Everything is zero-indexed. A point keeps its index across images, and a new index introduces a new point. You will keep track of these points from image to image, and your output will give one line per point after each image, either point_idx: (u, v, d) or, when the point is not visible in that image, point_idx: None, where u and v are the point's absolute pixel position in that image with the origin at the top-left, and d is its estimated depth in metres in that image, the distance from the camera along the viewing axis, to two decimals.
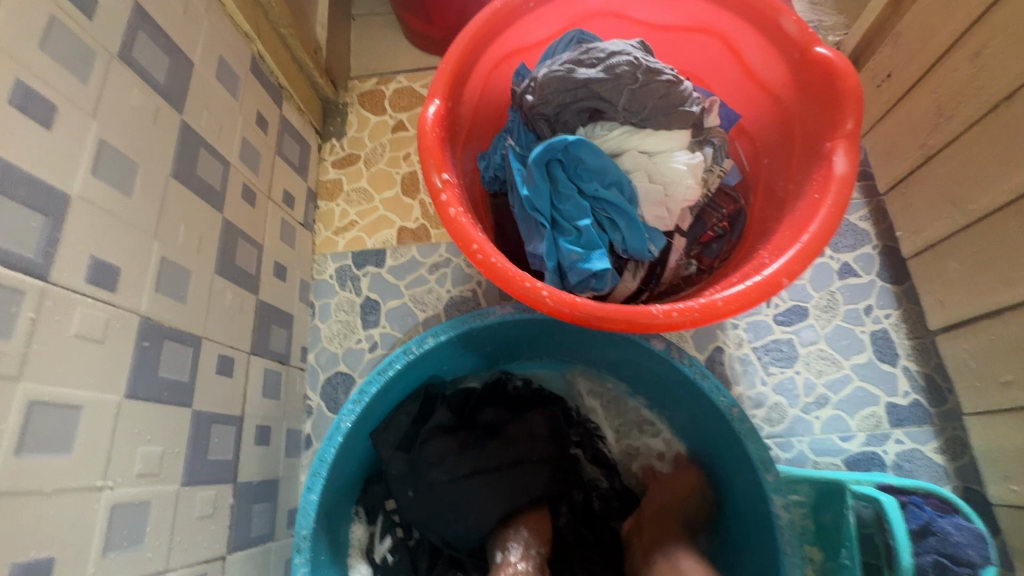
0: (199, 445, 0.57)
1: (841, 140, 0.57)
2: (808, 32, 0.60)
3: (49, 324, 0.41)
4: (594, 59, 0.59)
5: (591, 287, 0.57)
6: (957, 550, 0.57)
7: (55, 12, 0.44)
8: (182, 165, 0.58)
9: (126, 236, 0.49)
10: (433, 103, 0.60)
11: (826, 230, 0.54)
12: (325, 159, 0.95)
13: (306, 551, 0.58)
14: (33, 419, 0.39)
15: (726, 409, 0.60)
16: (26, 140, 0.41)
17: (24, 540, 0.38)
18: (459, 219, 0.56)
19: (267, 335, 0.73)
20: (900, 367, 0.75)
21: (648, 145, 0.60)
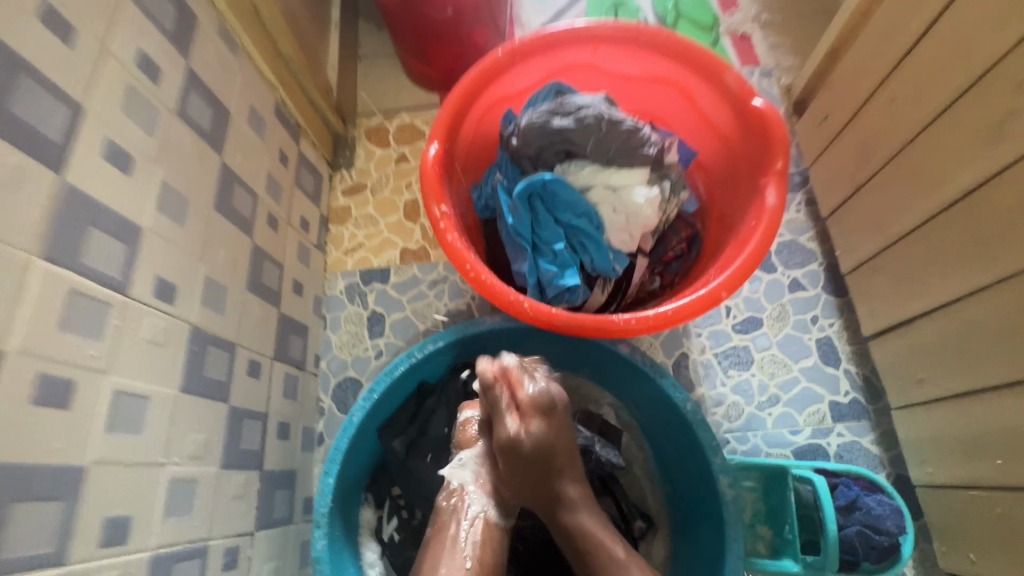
0: (233, 435, 0.67)
1: (772, 176, 0.68)
2: (746, 86, 0.72)
3: (128, 330, 0.51)
4: (567, 110, 0.70)
5: (566, 299, 0.68)
6: (878, 521, 0.68)
7: (133, 82, 0.55)
8: (221, 199, 0.69)
9: (180, 259, 0.60)
10: (433, 145, 0.72)
11: (759, 252, 0.65)
12: (335, 187, 1.07)
13: (324, 526, 0.68)
14: (117, 406, 0.49)
15: (682, 403, 0.71)
16: (113, 184, 0.52)
17: (110, 501, 0.47)
18: (456, 243, 0.67)
19: (287, 343, 0.83)
20: (842, 369, 0.86)
21: (613, 181, 0.70)
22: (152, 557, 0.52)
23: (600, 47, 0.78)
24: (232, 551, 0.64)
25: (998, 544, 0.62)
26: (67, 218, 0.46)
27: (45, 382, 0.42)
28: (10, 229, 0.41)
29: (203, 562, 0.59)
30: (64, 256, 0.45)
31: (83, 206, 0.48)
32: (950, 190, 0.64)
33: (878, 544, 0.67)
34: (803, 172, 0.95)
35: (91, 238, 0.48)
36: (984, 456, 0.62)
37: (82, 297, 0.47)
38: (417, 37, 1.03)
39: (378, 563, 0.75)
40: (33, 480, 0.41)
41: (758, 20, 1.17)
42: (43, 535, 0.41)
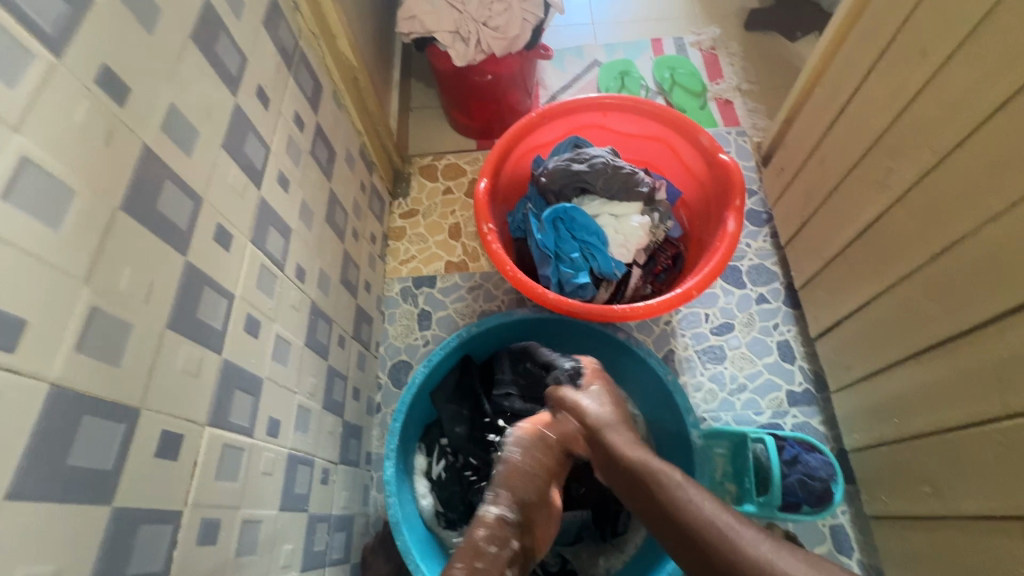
0: (329, 387, 0.90)
1: (732, 211, 0.93)
2: (715, 145, 0.98)
3: (283, 296, 0.76)
4: (583, 159, 0.97)
5: (579, 294, 0.92)
6: (814, 471, 0.90)
7: (292, 132, 0.82)
8: (328, 214, 0.95)
9: (307, 253, 0.85)
10: (482, 180, 0.97)
11: (721, 263, 0.89)
12: (394, 211, 1.33)
13: (393, 458, 0.89)
14: (278, 345, 0.73)
15: (665, 376, 0.93)
16: (281, 199, 0.77)
17: (272, 406, 0.70)
18: (499, 251, 0.92)
19: (360, 327, 1.07)
20: (797, 365, 1.08)
21: (615, 210, 0.96)
22: (289, 454, 0.74)
23: (608, 112, 1.05)
24: (327, 471, 0.86)
25: (897, 484, 0.85)
26: (262, 217, 0.71)
27: (250, 319, 0.66)
28: (241, 221, 0.66)
29: (312, 471, 0.81)
30: (260, 241, 0.70)
31: (268, 210, 0.73)
32: (859, 224, 0.88)
33: (814, 488, 0.89)
34: (768, 211, 1.21)
35: (270, 232, 0.73)
36: (888, 419, 0.86)
37: (266, 269, 0.71)
38: (465, 97, 1.31)
39: (428, 496, 0.96)
40: (244, 376, 0.64)
41: (738, 89, 1.45)
42: (246, 413, 0.64)
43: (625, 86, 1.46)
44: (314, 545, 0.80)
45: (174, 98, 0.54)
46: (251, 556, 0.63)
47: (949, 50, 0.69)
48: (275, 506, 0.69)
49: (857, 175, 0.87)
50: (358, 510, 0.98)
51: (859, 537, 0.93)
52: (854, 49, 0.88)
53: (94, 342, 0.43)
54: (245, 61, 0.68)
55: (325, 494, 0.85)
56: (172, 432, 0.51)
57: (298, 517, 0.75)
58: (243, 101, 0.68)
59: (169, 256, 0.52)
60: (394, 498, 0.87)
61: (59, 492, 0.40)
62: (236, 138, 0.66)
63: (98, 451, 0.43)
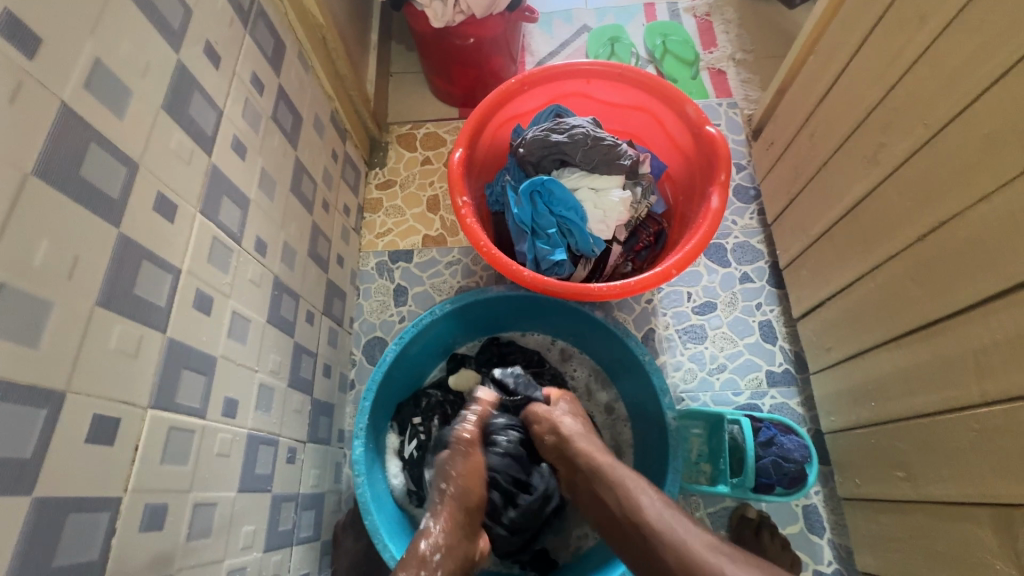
0: (296, 364, 0.87)
1: (717, 186, 0.89)
2: (702, 117, 0.93)
3: (240, 270, 0.72)
4: (563, 128, 0.92)
5: (555, 272, 0.89)
6: (789, 453, 0.88)
7: (249, 94, 0.76)
8: (294, 184, 0.90)
9: (269, 224, 0.81)
10: (457, 150, 0.93)
11: (703, 241, 0.86)
12: (370, 182, 1.28)
13: (362, 437, 0.87)
14: (234, 322, 0.69)
15: (643, 357, 0.91)
16: (238, 167, 0.73)
17: (229, 385, 0.67)
18: (473, 225, 0.89)
19: (331, 303, 1.04)
20: (778, 346, 1.06)
21: (595, 183, 0.91)
22: (249, 435, 0.71)
23: (592, 80, 1.00)
24: (293, 450, 0.84)
25: (871, 467, 0.84)
26: (213, 186, 0.67)
27: (200, 295, 0.63)
28: (186, 190, 0.61)
29: (276, 451, 0.78)
30: (210, 212, 0.65)
31: (220, 179, 0.68)
32: (848, 201, 0.84)
33: (788, 470, 0.87)
34: (756, 187, 1.18)
35: (224, 202, 0.69)
36: (865, 402, 0.84)
37: (219, 242, 0.67)
38: (444, 62, 1.25)
39: (400, 475, 0.95)
40: (192, 355, 0.60)
41: (732, 58, 1.39)
42: (197, 394, 0.61)
43: (614, 54, 1.39)
44: (280, 524, 0.78)
45: (99, 51, 0.49)
46: (204, 540, 0.61)
47: (948, 16, 0.64)
48: (232, 489, 0.66)
49: (847, 150, 0.84)
50: (330, 487, 0.96)
51: (831, 517, 0.93)
52: (850, 15, 0.83)
53: (5, 321, 0.40)
54: (189, 15, 0.62)
55: (291, 473, 0.83)
56: (106, 416, 0.48)
57: (259, 499, 0.73)
58: (188, 58, 0.62)
59: (96, 227, 0.48)
60: (364, 477, 0.85)
61: None
62: (180, 100, 0.61)
63: (12, 437, 0.40)
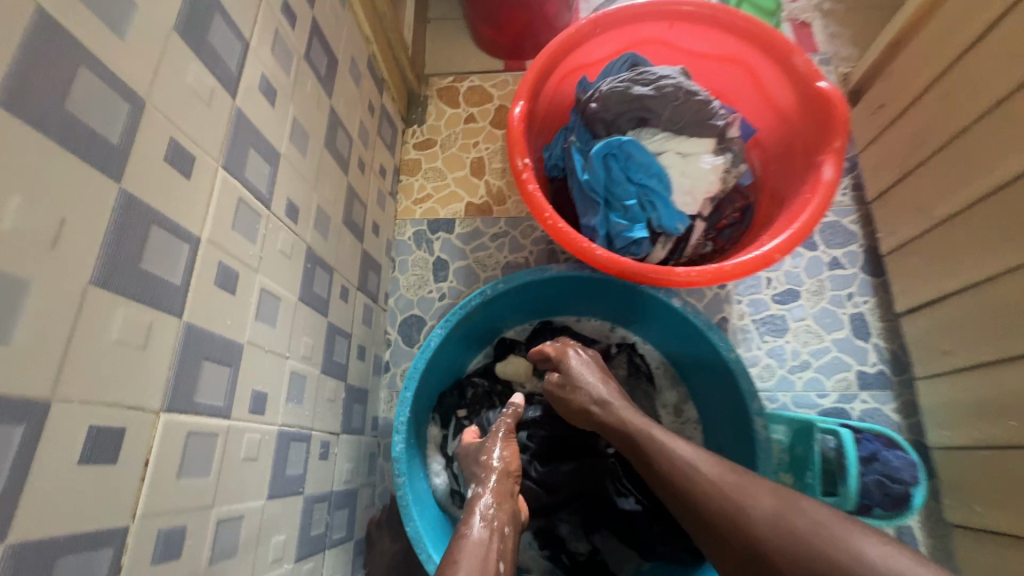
0: (329, 347, 0.76)
1: (830, 154, 0.75)
2: (813, 70, 0.78)
3: (269, 239, 0.60)
4: (646, 80, 0.77)
5: (631, 251, 0.76)
6: (896, 472, 0.76)
7: (279, 26, 0.63)
8: (328, 139, 0.78)
9: (301, 185, 0.69)
10: (518, 104, 0.79)
11: (812, 220, 0.72)
12: (407, 141, 1.14)
13: (403, 432, 0.77)
14: (262, 301, 0.58)
15: (727, 354, 0.78)
16: (266, 114, 0.60)
17: (256, 376, 0.57)
18: (535, 193, 0.75)
19: (366, 277, 0.92)
20: (871, 343, 0.93)
21: (682, 147, 0.77)
22: (279, 432, 0.61)
23: (677, 23, 0.84)
24: (326, 444, 0.74)
25: (995, 493, 0.72)
26: (238, 135, 0.54)
27: (224, 270, 0.51)
28: (205, 137, 0.49)
29: (308, 447, 0.68)
30: (234, 168, 0.53)
31: (246, 128, 0.56)
32: (997, 177, 0.70)
33: (893, 492, 0.75)
34: (852, 158, 1.01)
35: (250, 156, 0.56)
36: (999, 420, 0.71)
37: (245, 205, 0.55)
38: (493, 4, 1.09)
39: (443, 474, 0.85)
40: (213, 344, 0.49)
41: (821, 8, 1.20)
42: (220, 390, 0.50)
43: None
44: (312, 529, 0.69)
45: None
46: (229, 559, 0.51)
47: None
48: (261, 497, 0.56)
49: (1002, 113, 0.69)
50: (364, 481, 0.87)
51: (929, 541, 0.81)
52: None
53: None
54: None
55: (324, 471, 0.73)
56: (107, 427, 0.37)
57: (291, 503, 0.63)
58: None
59: (91, 181, 0.36)
60: (405, 477, 0.76)
61: None
62: (198, 22, 0.48)
63: None
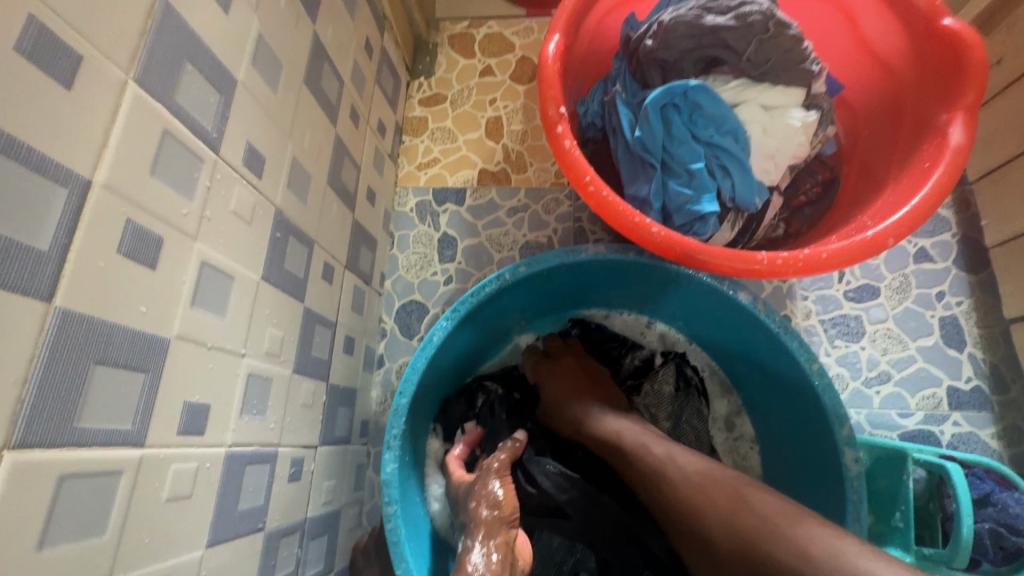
0: (306, 340, 0.60)
1: (959, 112, 0.57)
2: (936, 2, 0.59)
3: (217, 195, 0.44)
4: (723, 6, 0.59)
5: (694, 230, 0.59)
6: (1015, 521, 0.60)
7: None
8: (310, 75, 0.61)
9: (270, 128, 0.52)
10: (553, 38, 0.61)
11: (936, 197, 0.55)
12: (412, 96, 0.97)
13: (396, 449, 0.62)
14: (203, 280, 0.42)
15: (805, 363, 0.61)
16: (215, 21, 0.43)
17: (194, 383, 0.41)
18: (573, 151, 0.59)
19: (358, 253, 0.76)
20: (966, 353, 0.77)
21: (766, 98, 0.60)
22: (228, 454, 0.46)
23: None
24: (298, 462, 0.58)
25: None
26: (165, 40, 0.38)
27: (139, 233, 0.35)
28: (103, 32, 0.33)
29: (273, 469, 0.53)
30: (156, 86, 0.37)
31: (180, 33, 0.39)
32: None
33: (1011, 546, 0.59)
34: None
35: (186, 74, 0.40)
36: None
37: (175, 143, 0.39)
38: None
39: (443, 498, 0.70)
40: (115, 341, 0.33)
41: None
42: (128, 407, 0.35)
43: None
44: (276, 572, 0.54)
45: None
46: None
47: None
48: (199, 547, 0.41)
49: None
50: (348, 500, 0.72)
51: None
52: None
53: None
54: None
55: (295, 495, 0.58)
56: None
57: (245, 546, 0.49)
58: None
59: None
60: (396, 506, 0.61)
61: None
62: None
63: None
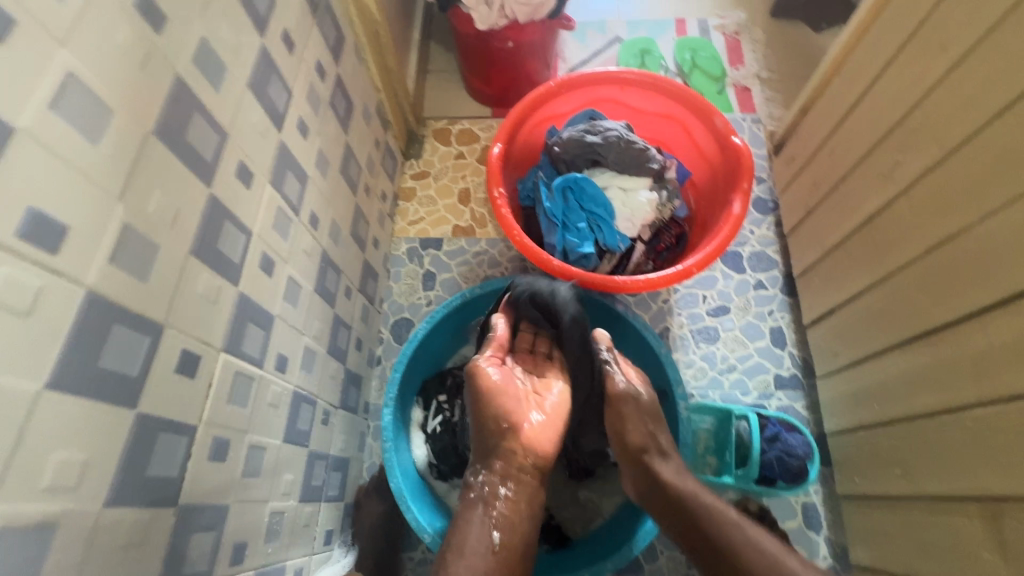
0: (334, 334, 0.93)
1: (739, 194, 0.94)
2: (728, 128, 0.98)
3: (296, 240, 0.78)
4: (597, 131, 0.98)
5: (582, 264, 0.95)
6: (792, 450, 0.93)
7: (312, 80, 0.82)
8: (342, 166, 0.97)
9: (321, 200, 0.87)
10: (496, 146, 0.98)
11: (723, 245, 0.91)
12: (405, 172, 1.34)
13: (391, 406, 0.93)
14: (288, 286, 0.75)
15: (659, 349, 0.96)
16: (299, 146, 0.79)
17: (281, 342, 0.73)
18: (507, 215, 0.94)
19: (366, 282, 1.10)
20: (787, 351, 1.11)
21: (624, 184, 0.98)
22: (294, 391, 0.77)
23: (626, 87, 1.05)
24: (327, 412, 0.89)
25: (871, 467, 0.88)
26: (280, 160, 0.73)
27: (265, 258, 0.69)
28: (260, 161, 0.67)
29: (314, 410, 0.84)
30: (276, 184, 0.72)
31: (286, 156, 0.74)
32: (861, 216, 0.90)
33: (791, 466, 0.92)
34: (774, 201, 1.23)
35: (287, 176, 0.75)
36: (868, 404, 0.89)
37: (282, 211, 0.73)
38: (483, 63, 1.31)
39: (423, 447, 1.01)
40: (255, 310, 0.66)
41: (757, 77, 1.45)
42: (257, 346, 0.67)
43: (644, 65, 1.46)
44: (312, 479, 0.84)
45: (205, 31, 0.55)
46: (255, 479, 0.66)
47: (968, 45, 0.69)
48: (278, 438, 0.72)
49: (866, 166, 0.89)
50: (354, 454, 1.02)
51: (829, 516, 0.98)
52: (877, 39, 0.88)
53: (126, 257, 0.45)
54: (272, 3, 0.69)
55: (324, 434, 0.89)
56: (190, 352, 0.54)
57: (298, 452, 0.79)
58: (269, 43, 0.69)
59: (193, 184, 0.54)
60: (390, 444, 0.91)
61: (90, 390, 0.42)
62: (261, 79, 0.67)
63: (124, 357, 0.45)
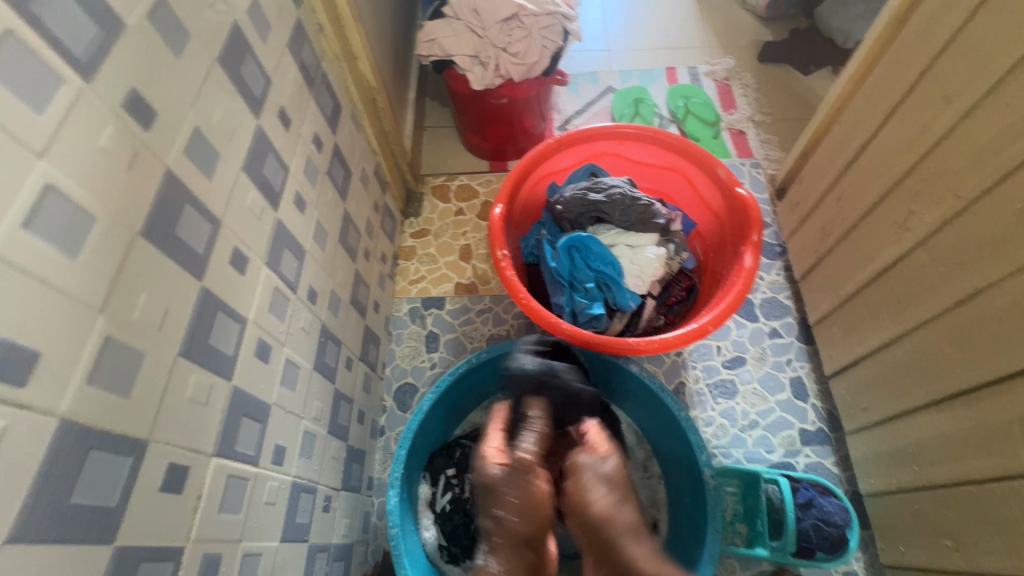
0: (335, 410, 0.88)
1: (750, 245, 0.91)
2: (733, 178, 0.96)
3: (294, 319, 0.74)
4: (600, 188, 0.96)
5: (593, 324, 0.91)
6: (829, 516, 0.87)
7: (310, 153, 0.81)
8: (342, 235, 0.95)
9: (320, 272, 0.84)
10: (497, 206, 0.96)
11: (738, 299, 0.87)
12: (405, 231, 1.32)
13: (396, 487, 0.87)
14: (286, 369, 0.71)
15: (678, 412, 0.92)
16: (297, 222, 0.76)
17: (279, 432, 0.68)
18: (512, 278, 0.90)
19: (367, 349, 1.06)
20: (810, 404, 1.06)
21: (631, 241, 0.95)
22: (292, 482, 0.72)
23: (625, 141, 1.04)
24: (329, 498, 0.84)
25: (915, 532, 0.84)
26: (278, 239, 0.70)
27: (261, 343, 0.65)
28: (256, 243, 0.65)
29: (314, 498, 0.79)
30: (272, 265, 0.69)
31: (283, 234, 0.72)
32: (877, 264, 0.87)
33: (829, 535, 0.86)
34: (781, 244, 1.20)
35: (284, 254, 0.72)
36: (905, 465, 0.84)
37: (279, 291, 0.70)
38: (479, 119, 1.31)
39: (432, 528, 0.95)
40: (251, 403, 0.62)
41: (752, 120, 1.45)
42: (252, 441, 0.62)
43: (639, 113, 1.46)
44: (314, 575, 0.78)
45: (197, 121, 0.53)
46: None
47: (977, 95, 0.68)
48: (276, 538, 0.66)
49: (877, 213, 0.87)
50: (358, 538, 0.95)
51: None
52: (876, 89, 0.88)
53: (105, 373, 0.42)
54: (268, 83, 0.67)
55: (326, 521, 0.82)
56: (178, 464, 0.49)
57: (298, 548, 0.73)
58: (266, 122, 0.67)
59: (184, 281, 0.51)
60: (397, 530, 0.84)
61: (60, 533, 0.38)
62: (257, 160, 0.65)
63: (102, 486, 0.41)
